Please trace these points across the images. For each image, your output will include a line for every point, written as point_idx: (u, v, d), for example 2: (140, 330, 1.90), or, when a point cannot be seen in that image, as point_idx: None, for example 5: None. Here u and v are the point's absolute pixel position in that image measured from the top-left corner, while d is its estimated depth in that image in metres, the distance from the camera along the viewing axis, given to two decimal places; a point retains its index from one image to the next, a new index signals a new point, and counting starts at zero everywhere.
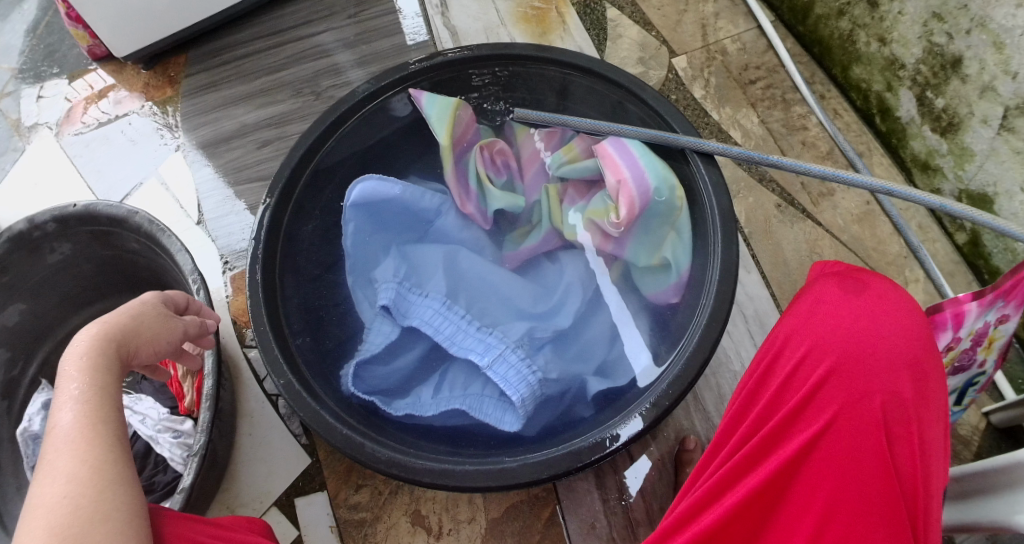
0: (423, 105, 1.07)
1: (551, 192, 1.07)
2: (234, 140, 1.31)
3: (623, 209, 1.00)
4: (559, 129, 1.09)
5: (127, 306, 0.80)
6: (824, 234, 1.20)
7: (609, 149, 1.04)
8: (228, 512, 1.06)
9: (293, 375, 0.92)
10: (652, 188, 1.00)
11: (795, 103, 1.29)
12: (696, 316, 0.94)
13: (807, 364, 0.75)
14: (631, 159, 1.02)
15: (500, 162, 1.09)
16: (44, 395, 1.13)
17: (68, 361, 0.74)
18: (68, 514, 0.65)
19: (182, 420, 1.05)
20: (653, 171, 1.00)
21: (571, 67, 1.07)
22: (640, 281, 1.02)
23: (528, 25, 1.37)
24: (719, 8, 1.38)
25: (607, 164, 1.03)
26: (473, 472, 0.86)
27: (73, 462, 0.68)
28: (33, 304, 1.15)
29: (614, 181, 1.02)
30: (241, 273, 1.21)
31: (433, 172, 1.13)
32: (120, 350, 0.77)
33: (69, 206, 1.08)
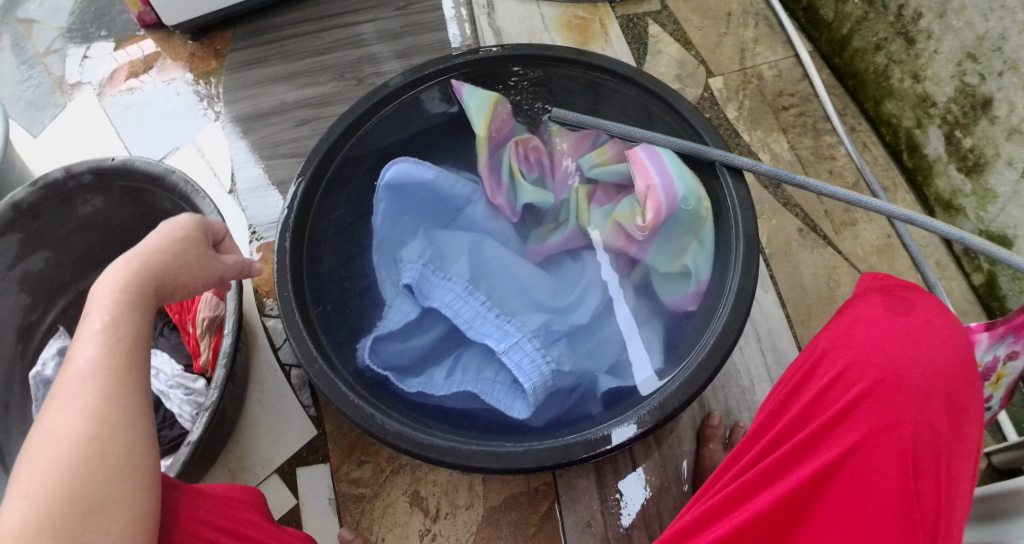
0: (463, 96, 1.11)
1: (578, 195, 1.08)
2: (273, 116, 1.33)
3: (649, 214, 1.01)
4: (594, 132, 1.11)
5: (163, 240, 0.79)
6: (843, 262, 1.20)
7: (641, 154, 1.05)
8: (229, 474, 1.08)
9: (313, 344, 0.94)
10: (679, 196, 1.01)
11: (825, 133, 1.31)
12: (711, 325, 0.95)
13: (842, 380, 0.77)
14: (660, 165, 1.03)
15: (533, 159, 1.11)
16: (58, 341, 1.14)
17: (100, 293, 0.75)
18: (84, 455, 0.65)
19: (194, 378, 1.05)
20: (681, 179, 1.02)
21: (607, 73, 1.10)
22: (659, 287, 1.03)
23: (571, 33, 1.40)
24: (759, 34, 1.40)
25: (637, 169, 1.04)
26: (477, 453, 0.86)
27: (94, 399, 0.68)
28: (59, 254, 1.17)
29: (642, 186, 1.03)
30: (268, 244, 1.23)
31: (466, 162, 1.15)
32: (154, 285, 0.77)
33: (108, 159, 1.10)
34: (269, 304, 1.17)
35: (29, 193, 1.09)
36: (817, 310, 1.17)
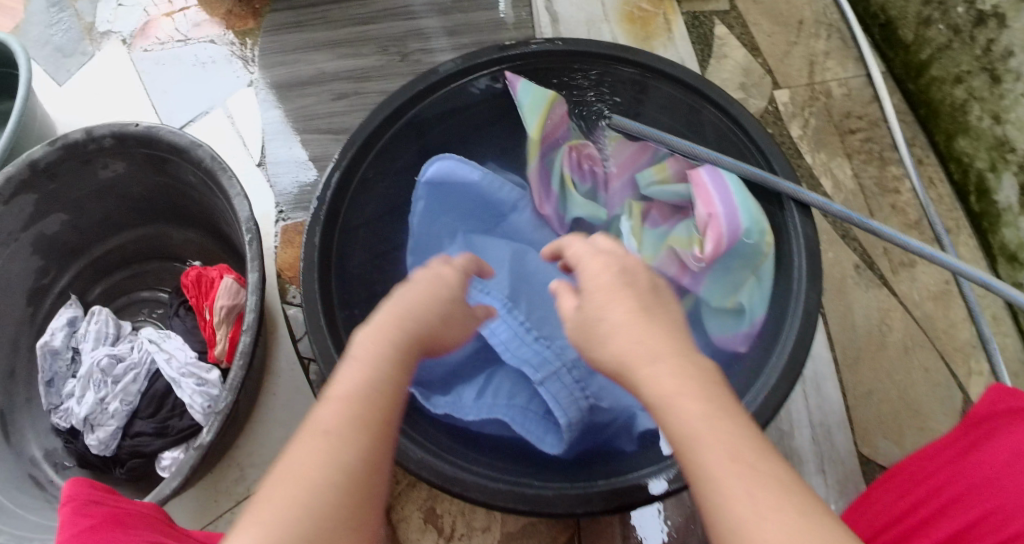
0: (518, 92, 1.01)
1: (633, 213, 1.03)
2: (308, 87, 1.25)
3: (708, 244, 0.95)
4: (654, 145, 1.04)
5: (433, 280, 0.78)
6: (896, 306, 1.15)
7: (705, 178, 0.98)
8: (237, 468, 1.04)
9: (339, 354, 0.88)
10: (742, 229, 0.94)
11: (891, 163, 1.24)
12: (763, 375, 0.89)
13: (975, 504, 0.77)
14: (725, 192, 0.96)
15: (586, 168, 1.06)
16: (70, 312, 1.12)
17: (380, 325, 0.72)
18: (340, 436, 0.63)
19: (207, 369, 1.01)
20: (747, 211, 0.95)
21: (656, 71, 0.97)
22: (708, 321, 0.98)
23: (632, 26, 1.31)
24: (831, 47, 1.32)
25: (699, 195, 0.98)
26: (503, 491, 0.81)
27: (358, 385, 0.67)
28: (76, 217, 1.11)
29: (704, 213, 0.97)
30: (294, 226, 1.16)
31: (514, 163, 1.09)
32: (438, 327, 0.76)
33: (131, 124, 1.03)
34: (292, 292, 1.11)
35: (47, 153, 1.02)
36: (865, 355, 1.12)
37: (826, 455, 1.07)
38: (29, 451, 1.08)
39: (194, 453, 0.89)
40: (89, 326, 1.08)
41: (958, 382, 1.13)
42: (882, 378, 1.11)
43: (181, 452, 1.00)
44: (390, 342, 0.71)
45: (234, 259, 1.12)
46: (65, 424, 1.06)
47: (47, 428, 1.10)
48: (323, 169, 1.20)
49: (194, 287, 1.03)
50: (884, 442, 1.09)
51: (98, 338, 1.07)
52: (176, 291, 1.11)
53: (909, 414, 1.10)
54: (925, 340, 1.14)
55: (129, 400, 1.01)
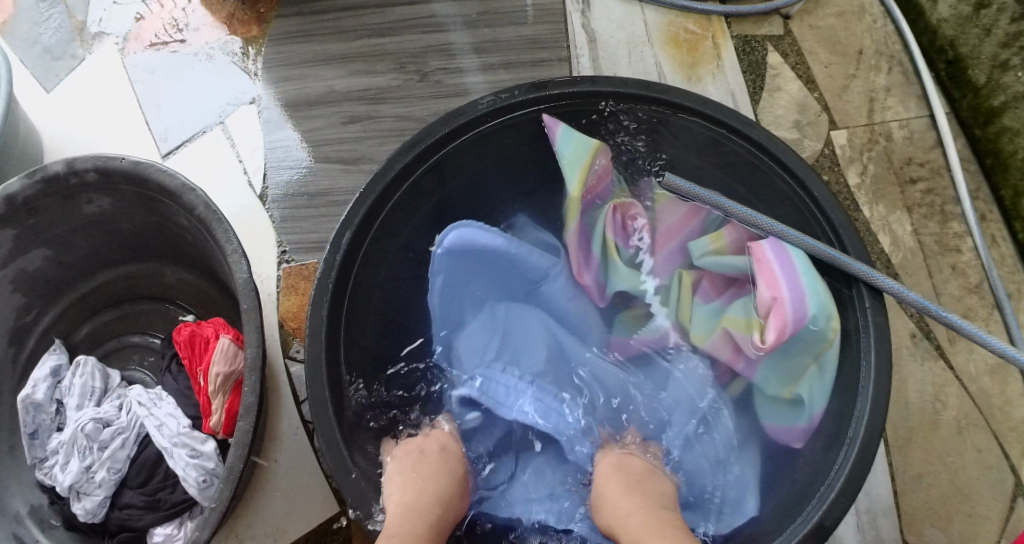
0: (557, 140, 0.93)
1: (681, 285, 0.93)
2: (317, 107, 1.14)
3: (770, 332, 0.86)
4: (704, 208, 0.94)
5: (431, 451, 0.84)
6: (952, 379, 1.06)
7: (768, 253, 0.89)
8: (234, 541, 0.95)
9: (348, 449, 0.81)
10: (809, 315, 0.86)
11: (954, 218, 1.13)
12: (824, 483, 0.81)
13: None
14: (791, 273, 0.87)
15: (631, 230, 0.96)
16: (54, 359, 1.03)
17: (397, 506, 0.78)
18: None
19: (203, 439, 0.92)
20: (815, 296, 0.86)
21: (690, 111, 0.90)
22: (762, 410, 0.89)
23: (679, 51, 1.18)
24: (892, 81, 1.19)
25: (762, 274, 0.89)
26: None
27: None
28: (59, 252, 1.02)
29: (767, 297, 0.88)
30: (298, 269, 1.05)
31: (549, 218, 0.99)
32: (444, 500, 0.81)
33: (117, 159, 0.92)
34: (296, 346, 1.01)
35: (25, 186, 0.93)
36: (916, 434, 1.05)
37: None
38: (12, 506, 0.99)
39: None
40: (74, 379, 1.00)
41: (1013, 466, 1.04)
42: (933, 461, 1.04)
43: (173, 527, 0.92)
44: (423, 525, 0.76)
45: (233, 307, 1.02)
46: (51, 483, 0.97)
47: (33, 483, 1.02)
48: (331, 203, 1.09)
49: (185, 347, 0.94)
50: (931, 530, 1.01)
51: (83, 395, 1.00)
52: (169, 339, 1.01)
53: (958, 499, 1.03)
54: (980, 419, 1.05)
55: (117, 468, 0.93)
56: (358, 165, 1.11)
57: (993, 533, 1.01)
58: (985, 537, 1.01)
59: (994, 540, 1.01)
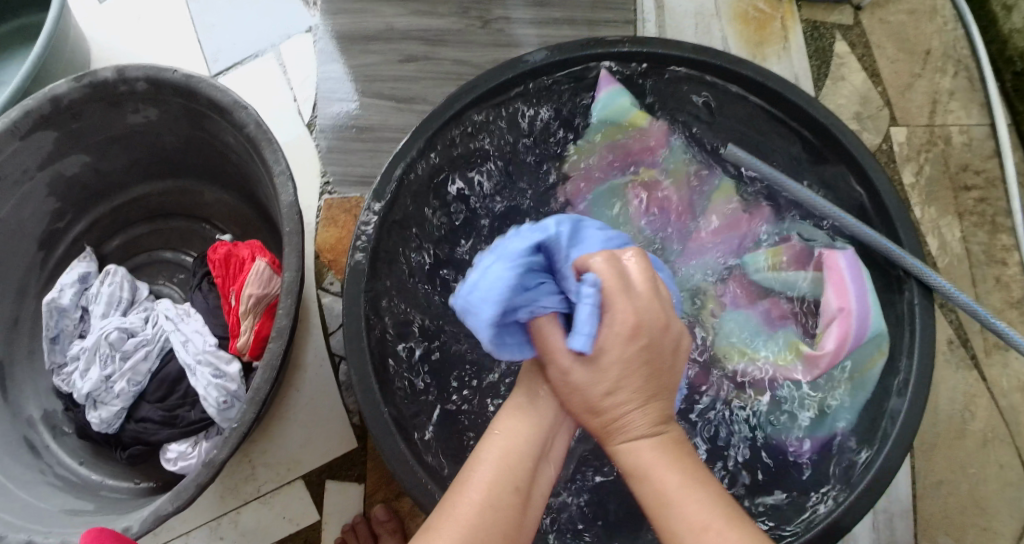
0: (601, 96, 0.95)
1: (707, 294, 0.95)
2: (374, 42, 1.12)
3: (826, 347, 0.88)
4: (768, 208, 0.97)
5: None
6: (984, 392, 1.05)
7: (843, 270, 0.89)
8: (246, 464, 0.94)
9: (380, 389, 0.81)
10: (869, 334, 0.87)
11: (1004, 230, 1.11)
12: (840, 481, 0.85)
13: None
14: (859, 288, 0.89)
15: (657, 210, 0.98)
16: (82, 267, 1.02)
17: None
18: (487, 525, 0.62)
19: (228, 360, 0.91)
20: (877, 317, 0.87)
21: (757, 87, 0.92)
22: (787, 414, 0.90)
23: (746, 28, 1.15)
24: (957, 85, 1.16)
25: (831, 285, 0.90)
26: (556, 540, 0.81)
27: (496, 483, 0.64)
28: (99, 160, 1.01)
29: (832, 307, 0.89)
30: (340, 202, 1.04)
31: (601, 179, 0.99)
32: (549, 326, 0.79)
33: (169, 71, 0.89)
34: (330, 279, 1.00)
35: (72, 89, 0.91)
36: (942, 443, 1.03)
37: None
38: (26, 409, 0.99)
39: (203, 470, 0.78)
40: (101, 287, 1.00)
41: None
42: (955, 470, 1.02)
43: (188, 446, 0.91)
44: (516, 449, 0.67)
45: (271, 232, 1.01)
46: (67, 389, 0.97)
47: (48, 389, 1.02)
48: (379, 139, 1.08)
49: (221, 266, 0.94)
50: (945, 539, 1.00)
51: (109, 303, 0.99)
52: (201, 259, 1.02)
53: (974, 512, 1.01)
54: (1008, 435, 1.04)
55: (137, 380, 0.93)
56: (410, 105, 1.09)
57: None
58: None
59: None
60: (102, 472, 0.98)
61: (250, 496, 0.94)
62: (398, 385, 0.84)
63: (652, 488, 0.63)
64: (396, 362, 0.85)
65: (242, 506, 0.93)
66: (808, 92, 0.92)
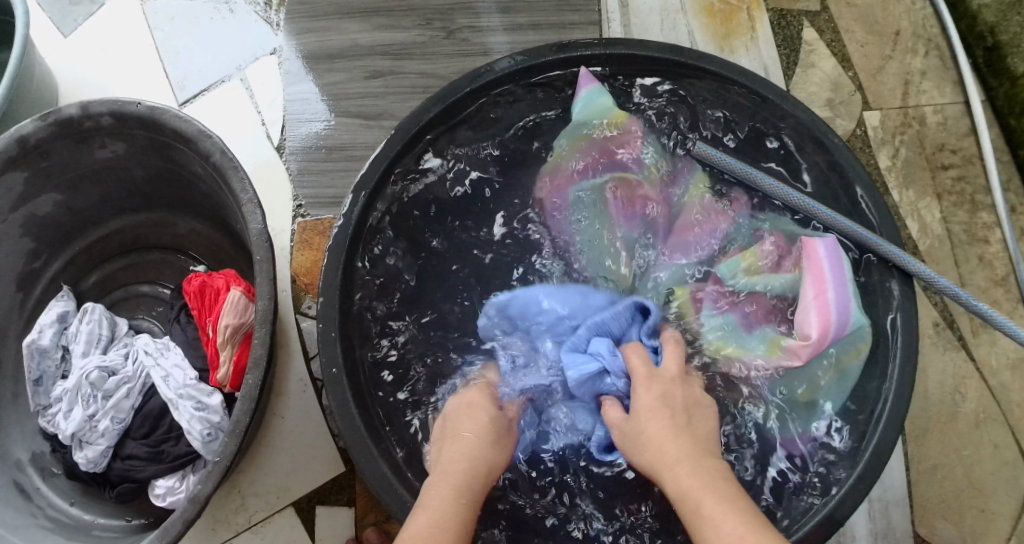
0: (581, 95, 0.93)
1: (685, 292, 0.91)
2: (339, 60, 1.11)
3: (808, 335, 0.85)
4: (745, 199, 0.94)
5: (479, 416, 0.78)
6: (973, 373, 1.04)
7: (823, 260, 0.87)
8: (235, 495, 0.94)
9: (361, 412, 0.81)
10: (851, 324, 0.85)
11: (984, 208, 1.10)
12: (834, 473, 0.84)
13: None
14: (839, 280, 0.86)
15: (636, 207, 0.93)
16: (60, 306, 1.02)
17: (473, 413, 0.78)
18: None
19: (210, 392, 0.91)
20: (858, 305, 0.86)
21: (723, 81, 0.92)
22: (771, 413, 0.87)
23: (712, 20, 1.14)
24: (928, 65, 1.15)
25: (812, 272, 0.87)
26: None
27: (457, 514, 0.68)
28: (70, 198, 1.00)
29: (811, 295, 0.87)
30: (313, 224, 1.04)
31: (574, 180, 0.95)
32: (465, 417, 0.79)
33: (132, 104, 0.89)
34: (307, 302, 1.00)
35: (39, 128, 0.90)
36: (934, 426, 1.03)
37: (881, 534, 0.99)
38: (14, 453, 0.98)
39: (190, 506, 0.77)
40: (80, 325, 0.99)
41: None
42: (949, 453, 1.02)
43: (175, 480, 0.91)
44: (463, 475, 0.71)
45: (247, 260, 1.01)
46: (53, 430, 0.97)
47: (35, 430, 1.01)
48: (349, 158, 1.07)
49: (196, 297, 0.93)
50: (943, 524, 1.00)
51: (89, 341, 0.99)
52: (178, 291, 1.01)
53: (971, 494, 1.01)
54: (999, 414, 1.03)
55: (121, 418, 0.92)
56: (379, 121, 1.09)
57: (1004, 530, 0.99)
58: (996, 532, 0.99)
59: (1004, 537, 0.99)
60: (93, 510, 0.98)
61: (241, 526, 0.93)
62: (379, 407, 0.84)
63: (717, 542, 0.62)
64: (374, 383, 0.85)
65: (235, 538, 0.93)
66: (774, 83, 0.92)
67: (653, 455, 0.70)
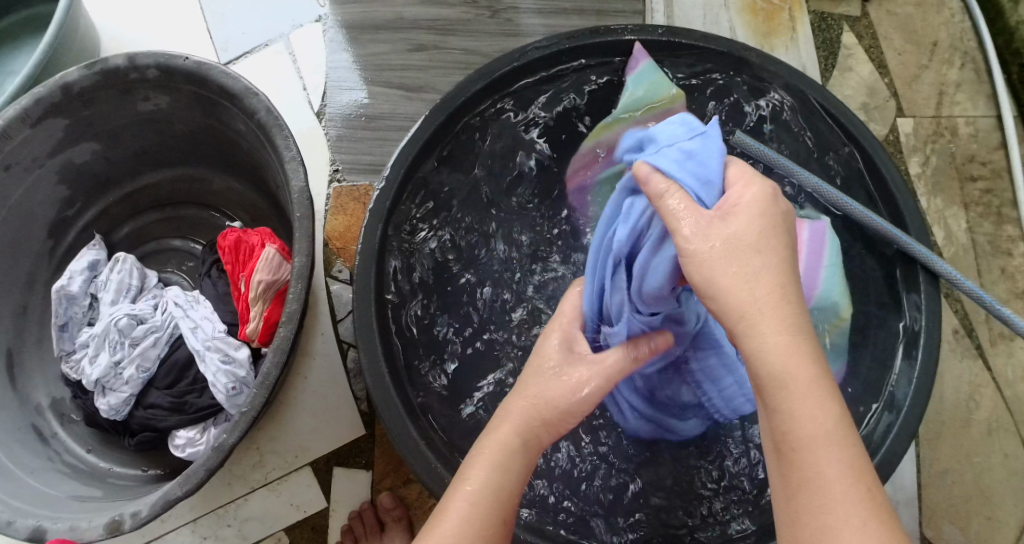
0: (633, 76, 0.92)
1: None
2: (383, 31, 1.12)
3: None
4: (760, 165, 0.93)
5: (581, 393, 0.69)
6: (989, 382, 1.05)
7: (804, 242, 0.88)
8: (254, 451, 0.95)
9: (388, 373, 0.82)
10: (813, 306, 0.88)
11: (1010, 221, 1.11)
12: None
13: None
14: (816, 262, 0.88)
15: None
16: (91, 254, 1.03)
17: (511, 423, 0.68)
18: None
19: (236, 345, 0.92)
20: (827, 289, 0.88)
21: (764, 76, 0.93)
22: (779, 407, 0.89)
23: (754, 18, 1.15)
24: (963, 77, 1.16)
25: None
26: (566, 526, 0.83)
27: (491, 483, 0.65)
28: (108, 148, 1.01)
29: None
30: (348, 190, 1.05)
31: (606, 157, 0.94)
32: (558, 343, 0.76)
33: (179, 58, 0.90)
34: (338, 266, 1.01)
35: (84, 77, 0.91)
36: (947, 432, 1.03)
37: None
38: (35, 397, 0.99)
39: (212, 454, 0.78)
40: (111, 274, 1.00)
41: None
42: (960, 459, 1.02)
43: (196, 432, 0.92)
44: (538, 419, 0.68)
45: (280, 220, 1.02)
46: (76, 376, 0.98)
47: (57, 376, 1.02)
48: (387, 128, 1.08)
49: (230, 253, 0.94)
50: (950, 529, 1.00)
51: (119, 291, 1.00)
52: (210, 247, 1.02)
53: (979, 501, 1.01)
54: (1012, 425, 1.04)
55: (146, 367, 0.93)
56: (419, 93, 1.10)
57: (1009, 540, 1.00)
58: (1001, 541, 1.00)
59: None
60: (110, 458, 0.99)
61: (257, 483, 0.94)
62: (404, 371, 0.85)
63: (811, 466, 0.58)
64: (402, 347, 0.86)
65: (250, 494, 0.94)
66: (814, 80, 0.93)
67: (781, 368, 0.60)
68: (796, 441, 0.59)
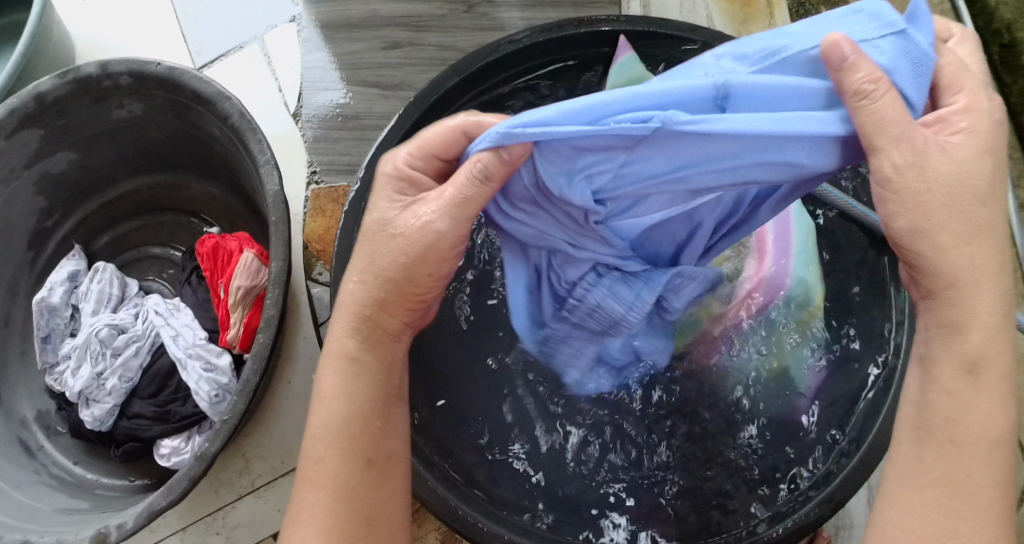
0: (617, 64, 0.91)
1: None
2: (358, 30, 1.11)
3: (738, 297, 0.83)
4: None
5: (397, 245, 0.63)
6: None
7: (767, 226, 0.84)
8: (240, 457, 0.95)
9: None
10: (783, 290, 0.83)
11: None
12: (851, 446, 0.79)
13: None
14: (782, 244, 0.84)
15: None
16: (71, 264, 1.02)
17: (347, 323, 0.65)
18: (343, 512, 0.62)
19: (218, 353, 0.92)
20: (799, 270, 0.83)
21: None
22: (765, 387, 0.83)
23: (731, 5, 1.14)
24: None
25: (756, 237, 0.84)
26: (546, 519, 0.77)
27: (340, 414, 0.63)
28: (85, 157, 1.00)
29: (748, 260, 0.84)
30: (327, 192, 1.04)
31: None
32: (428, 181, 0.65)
33: (152, 64, 0.89)
34: (319, 269, 1.00)
35: (56, 86, 0.90)
36: None
37: None
38: (19, 410, 0.99)
39: (195, 464, 0.78)
40: (91, 284, 1.00)
41: None
42: None
43: (181, 441, 0.91)
44: (372, 309, 0.65)
45: (259, 223, 1.01)
46: (60, 388, 0.97)
47: (41, 388, 1.02)
48: (365, 128, 1.08)
49: (208, 258, 0.94)
50: None
51: (99, 300, 0.99)
52: (190, 254, 1.02)
53: None
54: None
55: (129, 377, 0.93)
56: (396, 91, 1.09)
57: None
58: None
59: None
60: (97, 469, 0.98)
61: (244, 489, 0.94)
62: None
63: (965, 458, 0.58)
64: None
65: (237, 500, 0.94)
66: None
67: (987, 352, 0.59)
68: (967, 431, 0.59)
